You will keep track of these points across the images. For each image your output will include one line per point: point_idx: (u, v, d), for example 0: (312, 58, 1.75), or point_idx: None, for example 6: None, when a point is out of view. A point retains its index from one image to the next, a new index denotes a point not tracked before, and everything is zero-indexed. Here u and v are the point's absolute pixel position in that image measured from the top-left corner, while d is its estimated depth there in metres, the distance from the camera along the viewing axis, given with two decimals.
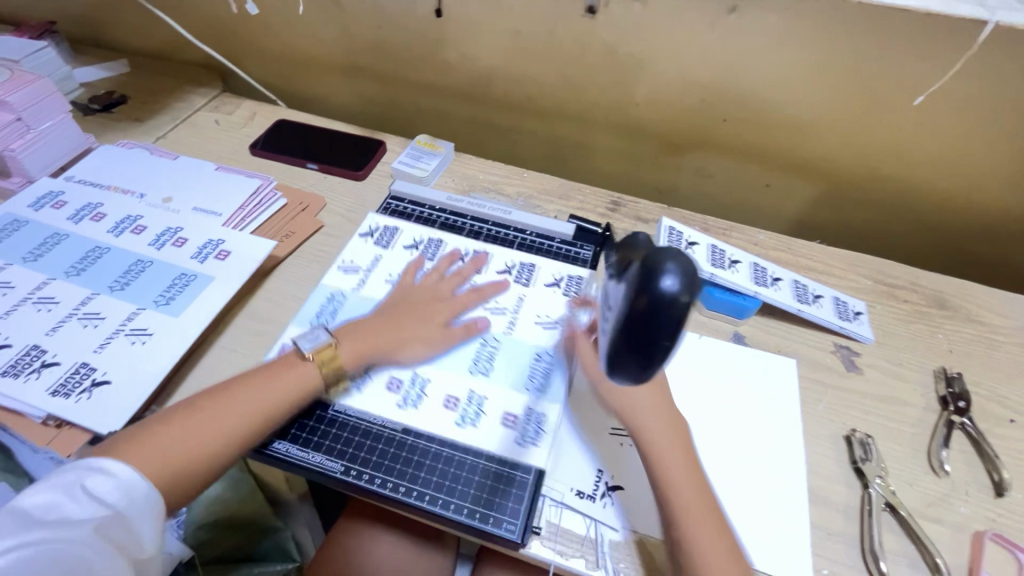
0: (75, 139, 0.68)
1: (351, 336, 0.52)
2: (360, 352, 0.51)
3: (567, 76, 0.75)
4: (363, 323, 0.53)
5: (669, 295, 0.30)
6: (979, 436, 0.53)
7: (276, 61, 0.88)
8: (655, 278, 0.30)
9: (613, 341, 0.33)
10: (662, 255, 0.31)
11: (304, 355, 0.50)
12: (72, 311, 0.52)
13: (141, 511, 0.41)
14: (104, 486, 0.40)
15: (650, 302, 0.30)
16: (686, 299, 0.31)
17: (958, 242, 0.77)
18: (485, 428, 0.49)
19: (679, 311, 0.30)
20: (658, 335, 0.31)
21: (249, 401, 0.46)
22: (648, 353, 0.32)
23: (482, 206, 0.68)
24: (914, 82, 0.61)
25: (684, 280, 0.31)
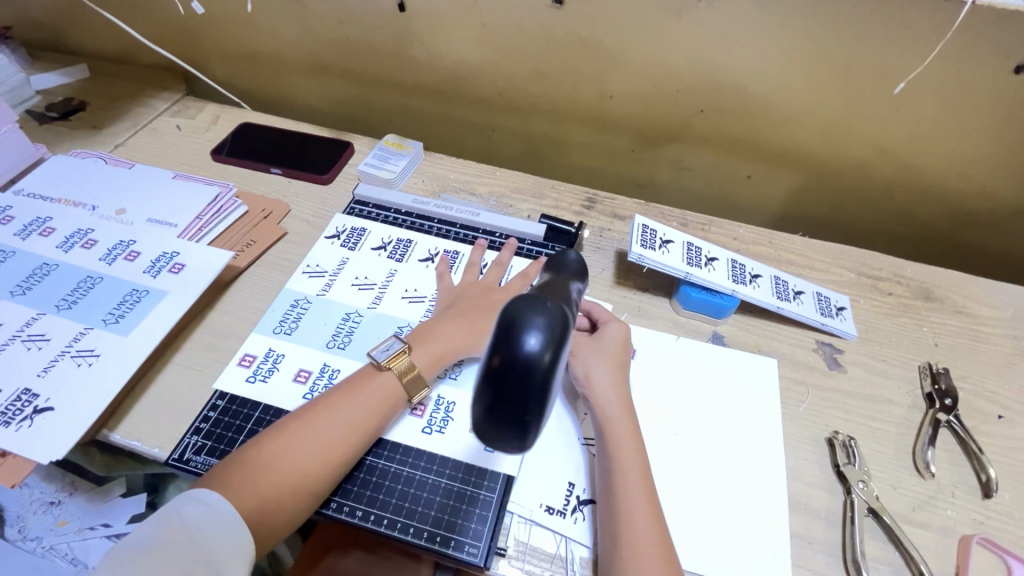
0: (25, 150, 0.66)
1: (423, 343, 0.49)
2: (438, 359, 0.49)
3: (538, 69, 0.72)
4: (432, 326, 0.51)
5: (527, 353, 0.24)
6: (965, 434, 0.51)
7: (239, 62, 0.85)
8: (514, 332, 0.24)
9: (474, 411, 0.25)
10: (527, 308, 0.25)
11: (380, 366, 0.48)
12: (15, 333, 0.49)
13: (225, 542, 0.38)
14: (187, 518, 0.38)
15: (506, 361, 0.24)
16: (551, 361, 0.24)
17: (944, 230, 0.75)
18: (452, 435, 0.48)
19: (540, 373, 0.24)
20: (518, 405, 0.24)
21: (337, 418, 0.44)
22: (512, 430, 0.25)
23: (450, 208, 0.65)
24: (893, 67, 0.59)
25: (549, 337, 0.24)
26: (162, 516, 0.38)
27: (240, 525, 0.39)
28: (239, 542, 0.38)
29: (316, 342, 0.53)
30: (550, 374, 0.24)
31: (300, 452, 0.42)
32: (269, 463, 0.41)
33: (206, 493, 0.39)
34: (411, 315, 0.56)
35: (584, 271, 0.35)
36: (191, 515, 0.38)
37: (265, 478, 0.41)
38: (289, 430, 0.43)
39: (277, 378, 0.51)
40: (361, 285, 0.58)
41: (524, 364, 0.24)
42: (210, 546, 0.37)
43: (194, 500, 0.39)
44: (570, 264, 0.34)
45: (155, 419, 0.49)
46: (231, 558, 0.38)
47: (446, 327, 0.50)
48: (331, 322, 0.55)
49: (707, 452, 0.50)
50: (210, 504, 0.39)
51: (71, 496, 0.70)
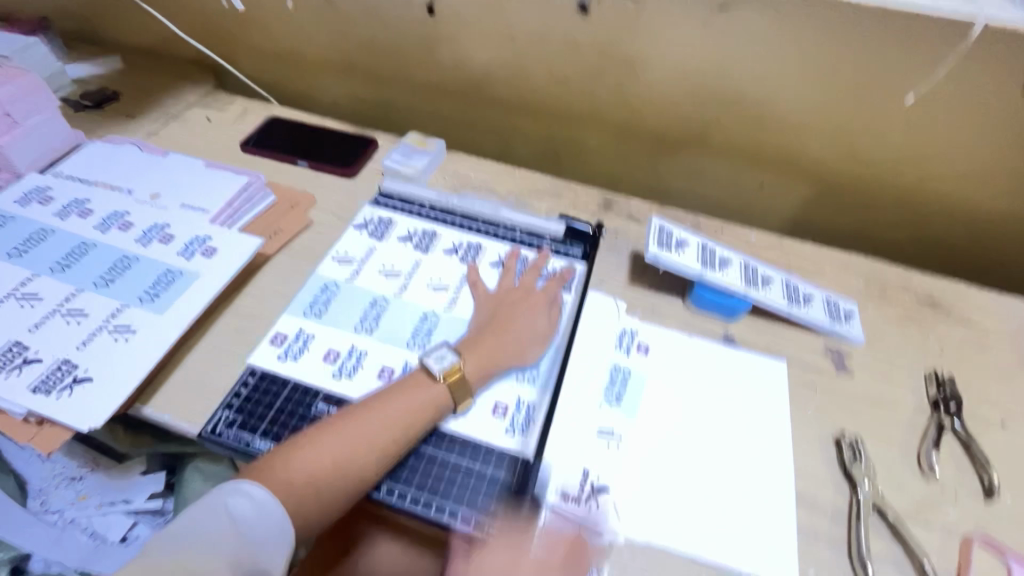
0: (64, 135, 0.68)
1: (474, 352, 0.51)
2: (486, 368, 0.51)
3: (560, 74, 0.74)
4: (480, 338, 0.52)
5: None
6: (968, 438, 0.53)
7: (269, 58, 0.88)
8: None
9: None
10: None
11: (433, 376, 0.49)
12: (55, 307, 0.51)
13: (268, 536, 0.40)
14: (232, 512, 0.40)
15: None
16: None
17: (952, 243, 0.76)
18: (473, 419, 0.50)
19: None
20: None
21: (388, 420, 0.46)
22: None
23: (472, 204, 0.67)
24: (906, 80, 0.61)
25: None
26: (209, 507, 0.40)
27: (283, 519, 0.41)
28: (281, 535, 0.41)
29: (344, 323, 0.55)
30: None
31: (349, 450, 0.44)
32: (320, 457, 0.43)
33: (251, 487, 0.41)
34: (436, 304, 0.58)
35: None
36: (237, 508, 0.40)
37: (313, 471, 0.43)
38: (341, 427, 0.45)
39: (308, 356, 0.53)
40: (388, 273, 0.60)
41: None
42: (255, 540, 0.40)
43: (239, 492, 0.41)
44: None
45: (187, 394, 0.51)
46: (272, 551, 0.40)
47: (497, 340, 0.52)
48: (358, 307, 0.57)
49: (718, 447, 0.51)
50: (255, 498, 0.40)
51: (93, 472, 0.73)
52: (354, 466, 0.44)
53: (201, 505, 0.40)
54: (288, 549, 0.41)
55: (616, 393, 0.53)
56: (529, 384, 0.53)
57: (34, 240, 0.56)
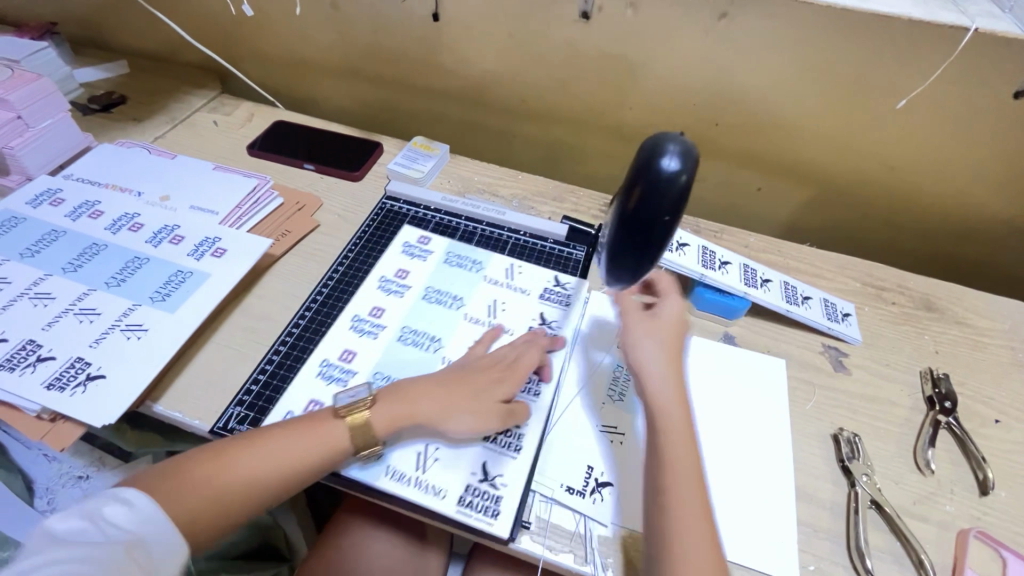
0: (74, 138, 0.69)
1: (387, 400, 0.49)
2: (393, 421, 0.48)
3: (562, 79, 0.76)
4: (404, 388, 0.50)
5: (669, 173, 0.37)
6: (963, 435, 0.54)
7: (275, 63, 0.89)
8: (656, 162, 0.37)
9: (619, 233, 0.41)
10: (663, 141, 0.38)
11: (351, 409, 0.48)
12: (68, 306, 0.52)
13: (158, 538, 0.39)
14: (110, 517, 0.39)
15: (642, 198, 0.38)
16: (684, 178, 0.38)
17: (946, 245, 0.78)
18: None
19: (677, 186, 0.37)
20: (655, 212, 0.38)
21: (279, 458, 0.45)
22: (644, 247, 0.41)
23: (476, 207, 0.68)
24: (899, 86, 0.63)
25: (683, 163, 0.38)
26: (78, 518, 0.38)
27: (166, 523, 0.40)
28: (170, 534, 0.40)
29: (351, 323, 0.57)
30: (683, 188, 0.38)
31: (232, 479, 0.44)
32: (197, 483, 0.43)
33: (131, 495, 0.40)
34: (440, 305, 0.59)
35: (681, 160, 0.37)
36: (116, 514, 0.39)
37: (201, 490, 0.43)
38: (225, 454, 0.45)
39: (317, 355, 0.54)
40: (389, 280, 0.61)
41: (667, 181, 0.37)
42: (147, 541, 0.39)
43: (115, 500, 0.40)
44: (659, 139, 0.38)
45: (197, 391, 0.51)
46: (163, 555, 0.39)
47: (412, 396, 0.49)
48: (359, 313, 0.58)
49: (720, 443, 0.52)
50: (133, 504, 0.40)
51: (98, 472, 0.71)
52: (237, 494, 0.44)
53: (65, 521, 0.38)
54: (179, 555, 0.40)
55: (620, 390, 0.54)
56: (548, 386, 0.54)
57: (46, 241, 0.57)
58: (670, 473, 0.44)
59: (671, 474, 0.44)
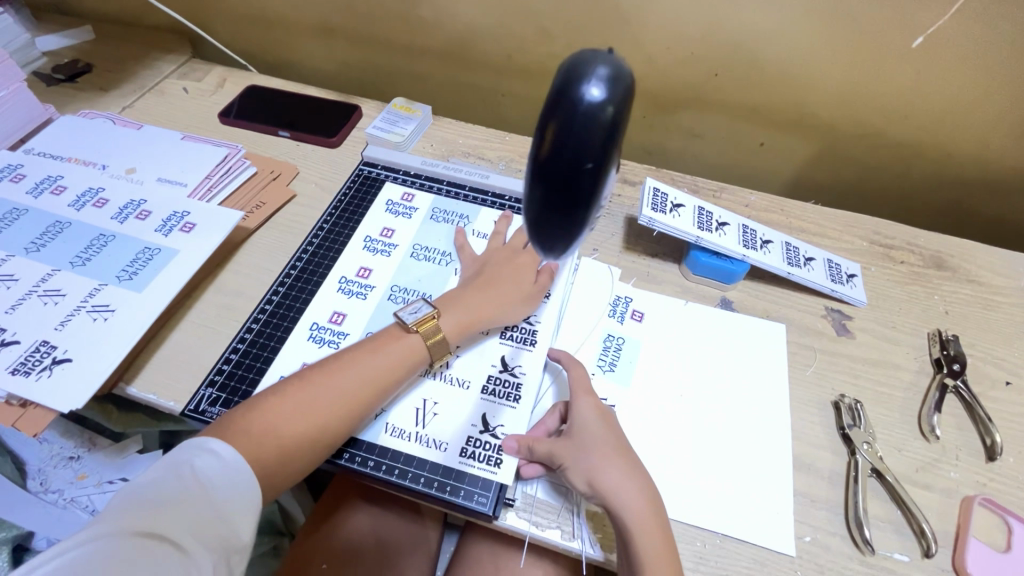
0: (32, 110, 0.65)
1: (450, 308, 0.50)
2: (460, 325, 0.50)
3: (549, 30, 0.70)
4: (458, 295, 0.52)
5: (588, 103, 0.27)
6: (972, 400, 0.51)
7: (245, 24, 0.84)
8: (573, 87, 0.27)
9: (534, 192, 0.30)
10: (585, 63, 0.27)
11: (406, 328, 0.49)
12: (31, 288, 0.50)
13: (237, 493, 0.39)
14: (199, 470, 0.39)
15: (563, 124, 0.27)
16: (610, 111, 0.27)
17: (959, 199, 0.73)
18: (469, 392, 0.49)
19: (601, 122, 0.27)
20: (575, 158, 0.27)
21: (344, 376, 0.45)
22: (566, 210, 0.30)
23: (459, 170, 0.65)
24: (915, 23, 0.57)
25: (608, 92, 0.27)
26: (171, 466, 0.39)
27: (249, 474, 0.40)
28: (251, 497, 0.40)
29: (326, 297, 0.54)
30: (614, 123, 0.27)
31: (296, 409, 0.43)
32: (260, 424, 0.42)
33: (218, 445, 0.40)
34: (418, 276, 0.56)
35: (607, 87, 0.27)
36: (205, 467, 0.39)
37: (275, 425, 0.42)
38: (307, 379, 0.45)
39: (291, 332, 0.52)
40: (369, 242, 0.59)
41: (584, 113, 0.27)
42: (224, 504, 0.38)
43: (205, 452, 0.40)
44: (583, 59, 0.28)
45: (169, 372, 0.50)
46: (239, 512, 0.39)
47: (475, 295, 0.51)
48: (339, 278, 0.56)
49: (713, 413, 0.50)
50: (221, 456, 0.40)
51: (90, 453, 0.72)
52: (306, 426, 0.43)
53: (161, 468, 0.39)
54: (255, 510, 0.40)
55: (611, 360, 0.52)
56: (526, 353, 0.51)
57: (7, 219, 0.55)
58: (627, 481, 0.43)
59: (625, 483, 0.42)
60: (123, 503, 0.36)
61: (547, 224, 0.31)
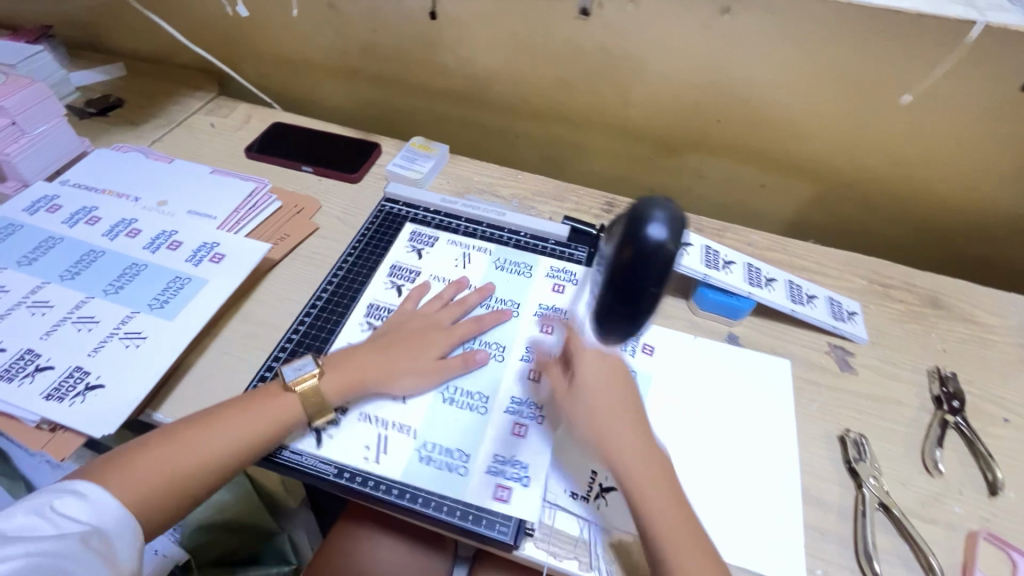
0: (70, 143, 0.69)
1: (355, 359, 0.51)
2: (352, 380, 0.50)
3: (563, 76, 0.75)
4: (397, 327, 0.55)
5: (654, 240, 0.34)
6: (972, 435, 0.53)
7: (272, 65, 0.89)
8: (642, 224, 0.34)
9: (603, 298, 0.37)
10: (650, 206, 0.35)
11: (287, 385, 0.49)
12: (66, 315, 0.52)
13: None
14: None
15: (635, 252, 0.34)
16: (671, 246, 0.34)
17: (951, 240, 0.77)
18: (492, 417, 0.51)
19: (665, 255, 0.34)
20: (643, 281, 0.35)
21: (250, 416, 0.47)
22: (627, 312, 0.37)
23: (476, 208, 0.68)
24: (907, 80, 0.62)
25: (669, 231, 0.34)
26: None
27: None
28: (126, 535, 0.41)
29: (350, 329, 0.56)
30: (670, 256, 0.34)
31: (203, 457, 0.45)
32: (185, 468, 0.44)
33: None
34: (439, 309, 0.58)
35: (671, 228, 0.34)
36: (71, 511, 0.40)
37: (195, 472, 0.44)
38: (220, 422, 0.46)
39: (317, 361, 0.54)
40: (394, 279, 0.61)
41: (651, 250, 0.34)
42: None
43: None
44: (652, 205, 0.35)
45: (196, 398, 0.51)
46: None
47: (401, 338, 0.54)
48: (363, 312, 0.58)
49: (721, 443, 0.52)
50: None
51: None
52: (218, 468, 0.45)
53: None
54: None
55: None
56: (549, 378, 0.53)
57: (43, 248, 0.57)
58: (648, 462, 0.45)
59: (647, 462, 0.45)
60: None
61: (612, 319, 0.37)
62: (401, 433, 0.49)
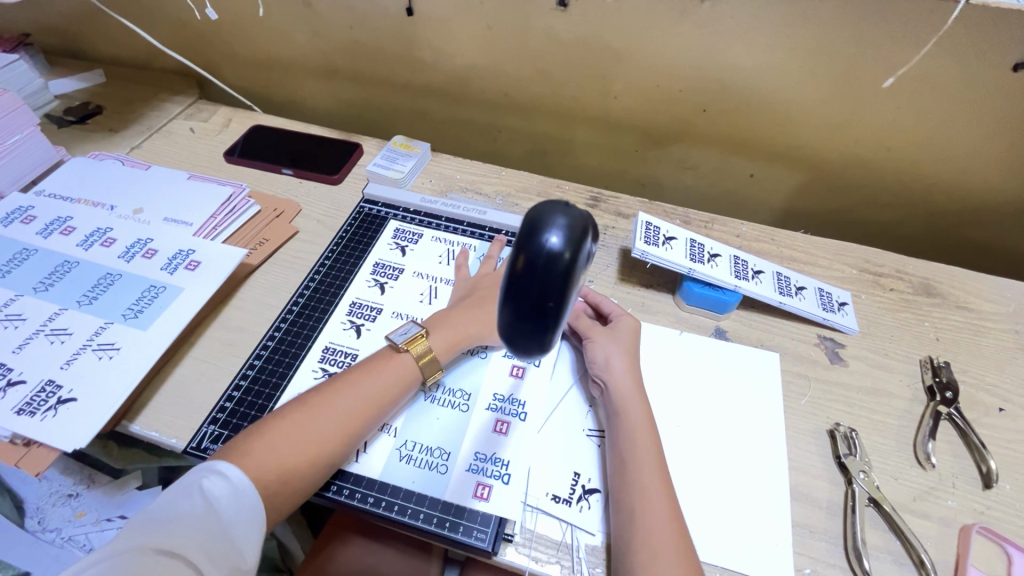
0: (44, 152, 0.68)
1: (441, 328, 0.52)
2: (453, 342, 0.51)
3: (544, 69, 0.73)
4: (448, 314, 0.53)
5: (549, 247, 0.28)
6: (966, 426, 0.52)
7: (252, 67, 0.87)
8: (537, 231, 0.29)
9: (502, 316, 0.30)
10: (549, 210, 0.29)
11: (397, 347, 0.50)
12: (39, 327, 0.51)
13: (244, 516, 0.40)
14: (209, 493, 0.39)
15: (530, 260, 0.29)
16: (570, 257, 0.28)
17: (944, 226, 0.75)
18: (472, 413, 0.50)
19: (561, 267, 0.28)
20: (541, 294, 0.29)
21: (340, 396, 0.46)
22: (530, 333, 0.30)
23: (457, 206, 0.66)
24: (893, 63, 0.60)
25: (569, 238, 0.29)
26: (182, 489, 0.40)
27: (257, 501, 0.40)
28: (255, 520, 0.40)
29: (328, 331, 0.55)
30: (570, 268, 0.29)
31: (295, 436, 0.43)
32: (261, 448, 0.42)
33: (226, 468, 0.40)
34: (418, 310, 0.57)
35: (569, 235, 0.29)
36: (213, 490, 0.39)
37: (290, 456, 0.42)
38: (306, 405, 0.45)
39: (295, 365, 0.53)
40: (373, 279, 0.60)
41: (545, 258, 0.28)
42: (233, 527, 0.39)
43: (215, 474, 0.40)
44: (548, 207, 0.30)
45: (174, 408, 0.50)
46: (247, 535, 0.40)
47: (464, 315, 0.53)
48: (342, 313, 0.57)
49: (706, 441, 0.51)
50: (229, 480, 0.40)
51: (89, 490, 0.74)
52: (313, 449, 0.43)
53: (176, 487, 0.40)
54: (261, 534, 0.40)
55: None
56: (532, 370, 0.53)
57: (17, 260, 0.56)
58: (637, 471, 0.44)
59: (639, 471, 0.44)
60: (138, 529, 0.38)
61: (514, 340, 0.30)
62: (380, 432, 0.49)
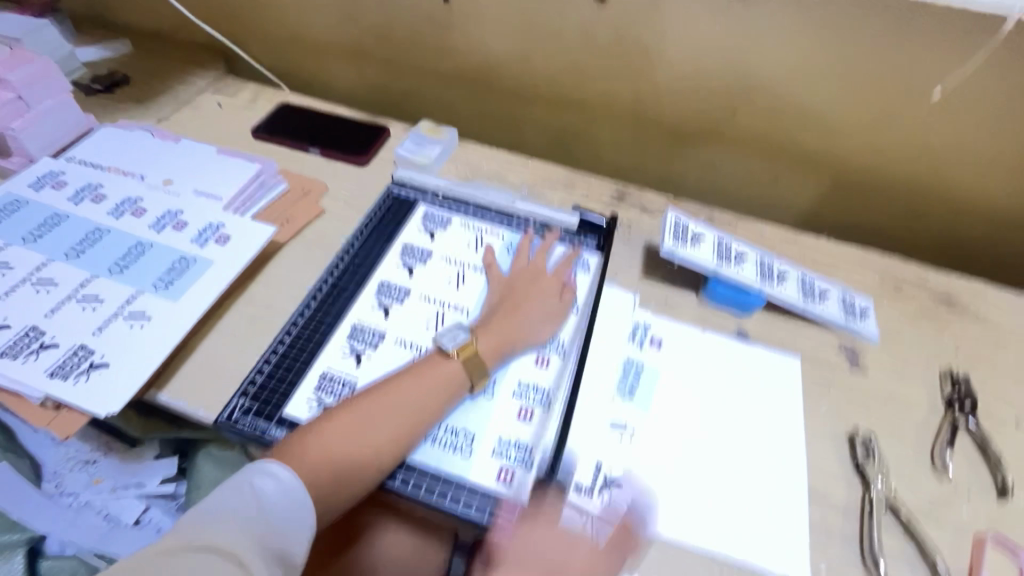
0: (75, 119, 0.68)
1: (486, 330, 0.52)
2: (498, 345, 0.51)
3: (576, 61, 0.73)
4: (493, 317, 0.53)
5: None
6: (983, 437, 0.52)
7: (280, 45, 0.87)
8: None
9: None
10: None
11: (447, 354, 0.50)
12: (71, 293, 0.52)
13: (293, 515, 0.40)
14: (258, 490, 0.40)
15: None
16: None
17: (964, 240, 0.76)
18: (498, 399, 0.50)
19: None
20: None
21: (390, 402, 0.46)
22: None
23: (486, 195, 0.67)
24: (930, 71, 0.60)
25: None
26: (233, 487, 0.40)
27: (305, 501, 0.41)
28: (302, 516, 0.41)
29: (357, 311, 0.56)
30: None
31: (346, 439, 0.44)
32: (314, 447, 0.43)
33: (278, 468, 0.42)
34: (446, 295, 0.58)
35: None
36: (263, 488, 0.40)
37: (340, 458, 0.43)
38: (358, 407, 0.46)
39: (324, 342, 0.53)
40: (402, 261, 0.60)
41: None
42: (282, 523, 0.40)
43: (265, 473, 0.41)
44: None
45: (201, 381, 0.51)
46: (295, 532, 0.40)
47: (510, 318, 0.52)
48: (370, 293, 0.57)
49: (726, 440, 0.51)
50: (279, 479, 0.41)
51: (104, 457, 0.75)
52: (362, 453, 0.44)
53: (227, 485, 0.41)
54: (308, 531, 0.41)
55: (631, 386, 0.53)
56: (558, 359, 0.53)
57: (48, 225, 0.56)
58: None
59: None
60: (188, 526, 0.38)
61: None
62: None
